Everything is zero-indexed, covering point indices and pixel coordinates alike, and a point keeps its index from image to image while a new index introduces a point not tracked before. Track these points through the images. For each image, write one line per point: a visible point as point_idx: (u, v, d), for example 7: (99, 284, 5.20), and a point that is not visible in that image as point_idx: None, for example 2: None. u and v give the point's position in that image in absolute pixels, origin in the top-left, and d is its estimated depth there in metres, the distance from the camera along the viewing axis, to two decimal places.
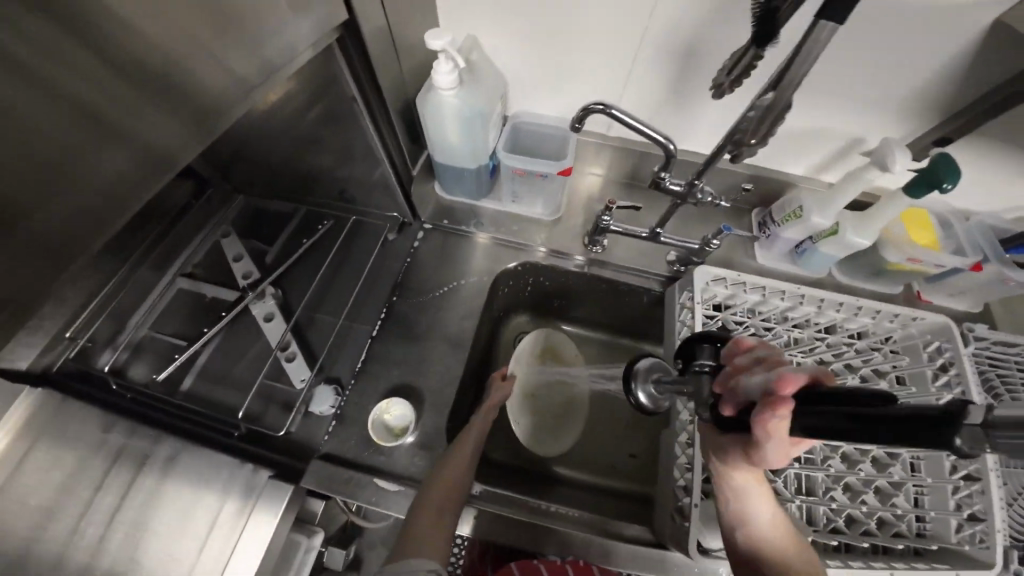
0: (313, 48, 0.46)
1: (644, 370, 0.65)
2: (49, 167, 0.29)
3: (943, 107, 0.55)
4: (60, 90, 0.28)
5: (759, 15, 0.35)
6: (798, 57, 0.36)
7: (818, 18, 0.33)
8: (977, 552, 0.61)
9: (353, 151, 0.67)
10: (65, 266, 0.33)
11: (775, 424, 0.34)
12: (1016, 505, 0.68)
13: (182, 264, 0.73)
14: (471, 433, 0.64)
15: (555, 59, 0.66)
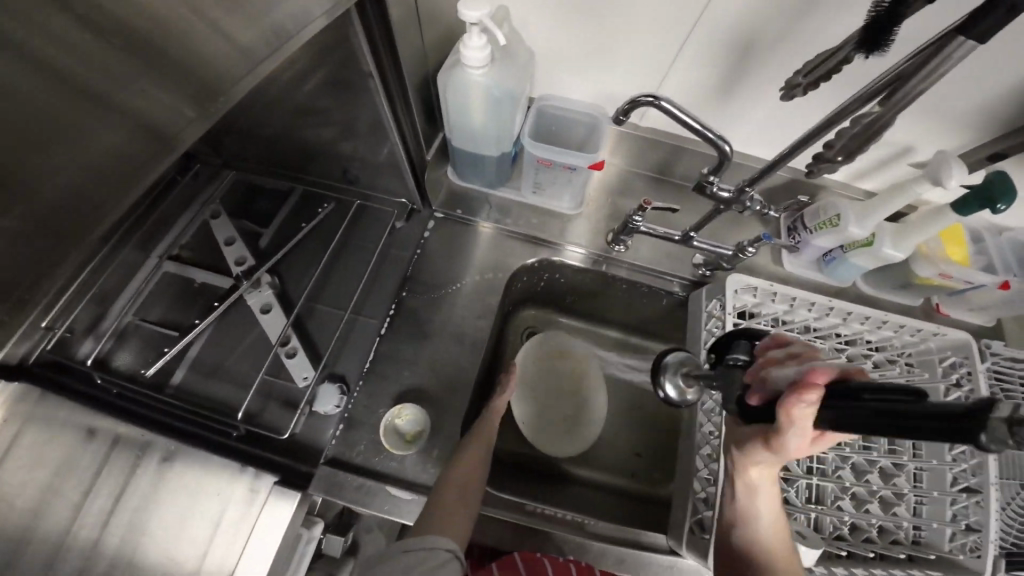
0: (328, 16, 0.39)
1: (674, 363, 0.58)
2: (39, 155, 0.25)
3: (1002, 122, 0.52)
4: (36, 58, 0.23)
5: (875, 18, 0.32)
6: (922, 70, 0.34)
7: (954, 33, 0.32)
8: (970, 561, 0.63)
9: (358, 127, 0.59)
10: (62, 260, 0.29)
11: (801, 411, 0.34)
12: (1009, 508, 0.73)
13: (169, 245, 0.65)
14: (486, 433, 0.63)
15: (592, 40, 0.60)
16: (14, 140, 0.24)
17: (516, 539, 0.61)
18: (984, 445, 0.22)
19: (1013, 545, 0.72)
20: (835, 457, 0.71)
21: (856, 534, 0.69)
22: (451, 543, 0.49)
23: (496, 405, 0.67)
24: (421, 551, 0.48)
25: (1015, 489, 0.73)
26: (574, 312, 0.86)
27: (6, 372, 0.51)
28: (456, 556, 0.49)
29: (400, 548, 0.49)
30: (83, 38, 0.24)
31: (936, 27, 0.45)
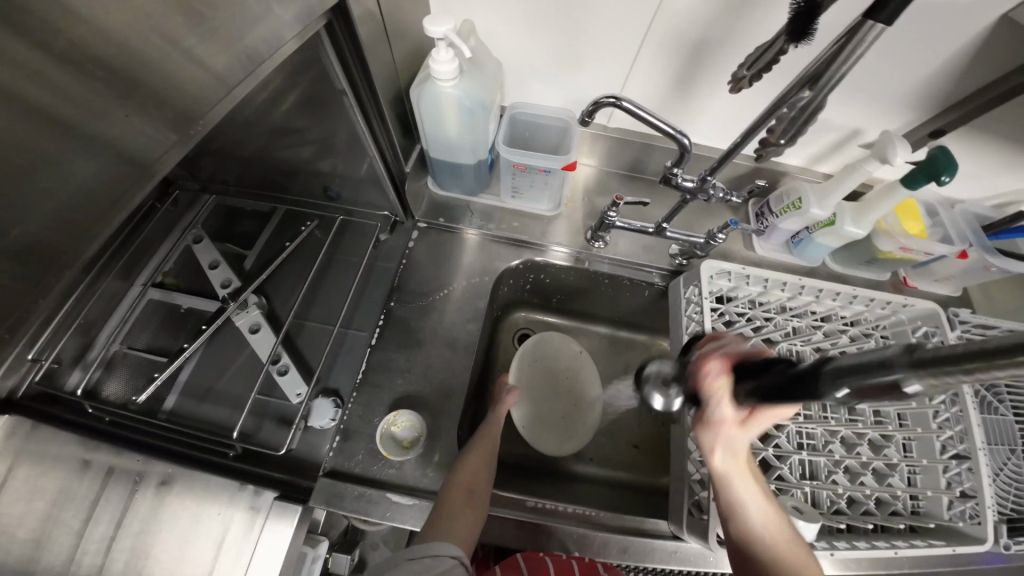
0: (298, 38, 0.40)
1: (654, 374, 0.64)
2: (17, 179, 0.26)
3: (940, 101, 0.56)
4: (17, 97, 0.24)
5: (798, 11, 0.35)
6: (838, 57, 0.36)
7: (865, 17, 0.34)
8: (970, 528, 0.67)
9: (336, 143, 0.61)
10: (49, 285, 0.30)
11: (715, 384, 0.42)
12: (1001, 477, 0.76)
13: (152, 272, 0.66)
14: (489, 442, 0.63)
15: (556, 48, 0.63)
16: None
17: (521, 536, 0.61)
18: (836, 394, 0.28)
19: (1012, 511, 0.75)
20: (825, 432, 0.72)
21: (855, 507, 0.71)
22: (456, 549, 0.50)
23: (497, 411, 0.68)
24: (428, 559, 0.48)
25: (1004, 459, 0.77)
26: (562, 312, 0.88)
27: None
28: (461, 562, 0.49)
29: (405, 558, 0.48)
30: (49, 65, 0.25)
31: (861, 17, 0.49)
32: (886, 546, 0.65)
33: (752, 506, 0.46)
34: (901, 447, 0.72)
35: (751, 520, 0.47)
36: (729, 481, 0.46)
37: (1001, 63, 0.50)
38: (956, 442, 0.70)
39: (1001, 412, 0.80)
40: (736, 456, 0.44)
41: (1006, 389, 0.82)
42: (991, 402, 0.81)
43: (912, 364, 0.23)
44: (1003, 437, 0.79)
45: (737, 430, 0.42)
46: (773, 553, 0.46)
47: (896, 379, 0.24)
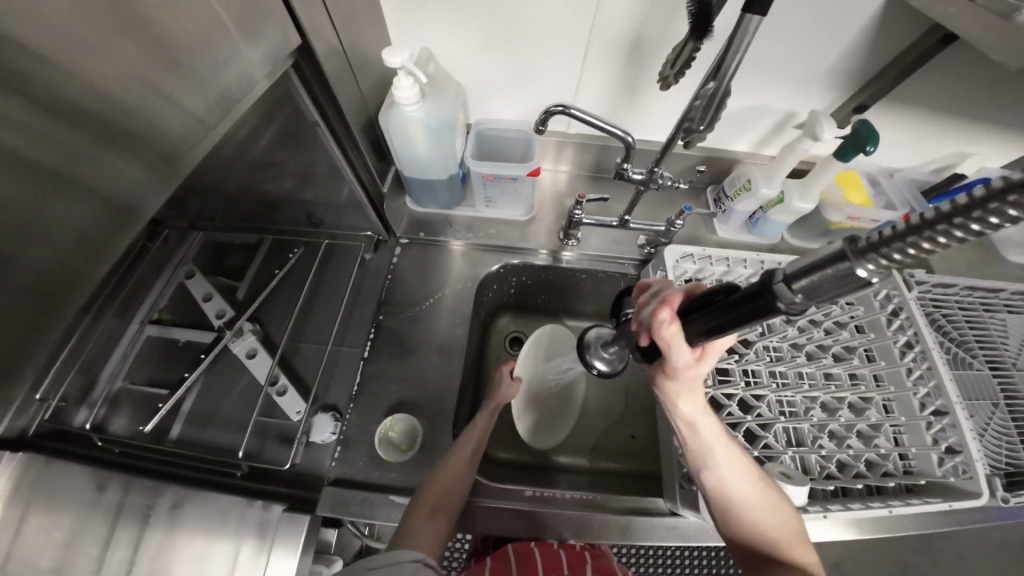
0: (268, 77, 0.45)
1: (594, 339, 0.66)
2: (24, 227, 0.30)
3: (858, 80, 0.61)
4: (23, 158, 0.28)
5: (695, 13, 0.39)
6: (732, 46, 0.39)
7: (744, 12, 0.37)
8: (965, 483, 0.67)
9: (316, 172, 0.66)
10: (52, 320, 0.34)
11: (670, 331, 0.42)
12: (987, 435, 0.76)
13: (147, 310, 0.67)
14: (467, 449, 0.60)
15: (509, 65, 0.69)
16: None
17: (521, 526, 0.63)
18: (788, 302, 0.31)
19: (1008, 464, 0.75)
20: (805, 399, 0.72)
21: (846, 470, 0.72)
22: (417, 554, 0.48)
23: (483, 413, 0.65)
24: (389, 566, 0.46)
25: (987, 414, 0.78)
26: (546, 310, 0.92)
27: (11, 448, 0.49)
28: (425, 564, 0.47)
29: (364, 566, 0.45)
30: (44, 123, 0.29)
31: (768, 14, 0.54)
32: (881, 506, 0.67)
33: (719, 452, 0.51)
34: (882, 408, 0.73)
35: (719, 464, 0.51)
36: (694, 424, 0.51)
37: (901, 42, 0.56)
38: (933, 398, 0.72)
39: (975, 367, 0.82)
40: (696, 398, 0.49)
41: (979, 345, 0.84)
42: (965, 358, 0.82)
43: (859, 250, 0.25)
44: (984, 392, 0.80)
45: (695, 368, 0.45)
46: (745, 500, 0.50)
47: (850, 267, 0.25)
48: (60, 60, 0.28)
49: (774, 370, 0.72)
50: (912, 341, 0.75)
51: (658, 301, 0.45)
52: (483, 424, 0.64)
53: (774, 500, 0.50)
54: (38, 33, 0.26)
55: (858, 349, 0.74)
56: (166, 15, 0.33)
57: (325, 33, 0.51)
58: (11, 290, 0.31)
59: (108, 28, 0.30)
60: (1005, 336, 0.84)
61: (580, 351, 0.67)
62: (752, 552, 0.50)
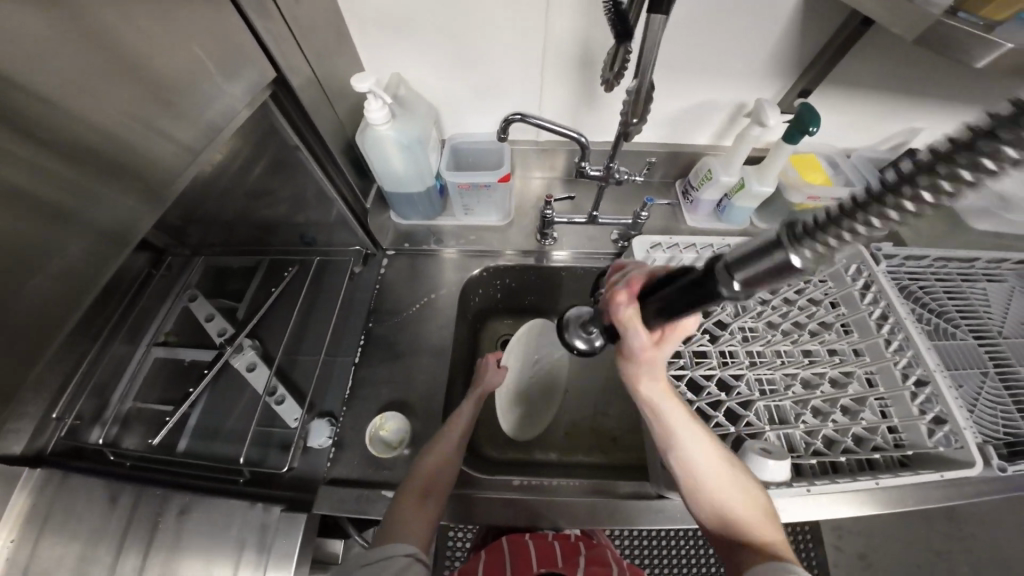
0: (249, 107, 0.50)
1: (575, 318, 0.63)
2: (31, 261, 0.34)
3: (797, 67, 0.66)
4: (32, 192, 0.33)
5: (614, 18, 0.43)
6: (648, 47, 0.43)
7: (650, 14, 0.40)
8: (954, 453, 0.64)
9: (305, 197, 0.72)
10: (59, 333, 0.37)
11: (626, 314, 0.44)
12: (979, 408, 0.70)
13: (154, 333, 0.72)
14: (455, 437, 0.63)
15: (473, 81, 0.74)
16: (9, 246, 0.32)
17: (513, 515, 0.65)
18: (730, 289, 0.30)
19: (1007, 434, 0.69)
20: (784, 376, 0.72)
21: (834, 446, 0.68)
22: (410, 548, 0.51)
23: (468, 400, 0.68)
24: (382, 561, 0.49)
25: (976, 384, 0.72)
26: (531, 310, 0.96)
27: (30, 464, 0.56)
28: (416, 559, 0.51)
29: (358, 564, 0.49)
30: (50, 160, 0.33)
31: (698, 15, 0.59)
32: (868, 478, 0.63)
33: (684, 433, 0.52)
34: (864, 381, 0.71)
35: (684, 444, 0.52)
36: (655, 406, 0.52)
37: (825, 31, 0.60)
38: (913, 367, 0.70)
39: (959, 337, 0.77)
40: (658, 384, 0.50)
41: (959, 314, 0.79)
42: (947, 329, 0.78)
43: (793, 236, 0.24)
44: (970, 361, 0.75)
45: (654, 352, 0.47)
46: (714, 482, 0.52)
47: (785, 257, 0.24)
48: (64, 104, 0.32)
49: (750, 349, 0.74)
50: (884, 315, 0.74)
51: (621, 284, 0.46)
52: (468, 414, 0.66)
53: (744, 482, 0.52)
54: (46, 85, 0.31)
55: (834, 324, 0.75)
56: (151, 60, 0.38)
57: (298, 65, 0.57)
58: (24, 305, 0.35)
59: (98, 72, 0.34)
60: (987, 305, 0.80)
61: (562, 332, 0.64)
62: (718, 533, 0.52)
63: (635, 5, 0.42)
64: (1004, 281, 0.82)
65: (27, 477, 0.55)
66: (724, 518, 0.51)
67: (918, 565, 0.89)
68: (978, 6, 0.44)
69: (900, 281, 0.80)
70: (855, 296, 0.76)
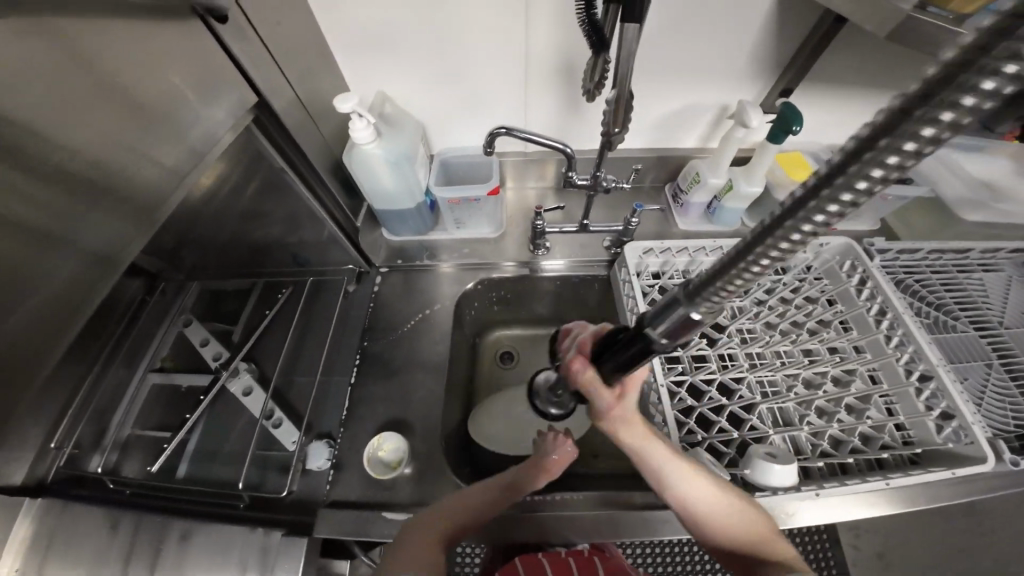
0: (233, 131, 0.51)
1: (542, 384, 0.64)
2: (15, 287, 0.33)
3: (777, 66, 0.66)
4: (14, 219, 0.32)
5: (589, 28, 0.43)
6: (624, 56, 0.44)
7: (623, 23, 0.40)
8: (965, 449, 0.62)
9: (296, 217, 0.72)
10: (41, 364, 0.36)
11: (585, 377, 0.44)
12: (986, 401, 0.69)
13: (150, 359, 0.70)
14: (499, 496, 0.57)
15: (459, 97, 0.75)
16: None
17: (518, 531, 0.63)
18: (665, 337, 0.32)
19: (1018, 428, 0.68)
20: (786, 378, 0.71)
21: (841, 447, 0.66)
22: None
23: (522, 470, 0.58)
24: None
25: (981, 377, 0.71)
26: (528, 320, 0.95)
27: (31, 494, 0.54)
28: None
29: None
30: (33, 186, 0.33)
31: (674, 22, 0.60)
32: (878, 478, 0.61)
33: (674, 472, 0.50)
34: (867, 378, 0.70)
35: (676, 483, 0.50)
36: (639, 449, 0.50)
37: (801, 29, 0.61)
38: (916, 362, 0.68)
39: (960, 329, 0.76)
40: (637, 430, 0.49)
41: (958, 305, 0.79)
42: (947, 321, 0.77)
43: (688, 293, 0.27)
44: (973, 353, 0.74)
45: (620, 406, 0.47)
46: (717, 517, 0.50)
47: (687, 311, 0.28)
48: (47, 131, 0.33)
49: (750, 351, 0.73)
50: (883, 310, 0.74)
51: (573, 348, 0.46)
52: (528, 484, 0.59)
53: (739, 504, 0.51)
54: (24, 109, 0.31)
55: (832, 321, 0.74)
56: (131, 84, 0.38)
57: (281, 88, 0.57)
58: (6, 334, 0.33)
59: (82, 98, 0.34)
60: (985, 295, 0.80)
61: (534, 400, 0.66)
62: (735, 560, 0.51)
63: (609, 16, 0.43)
64: (1001, 271, 0.82)
65: (29, 507, 0.53)
66: (735, 546, 0.50)
67: (935, 566, 0.87)
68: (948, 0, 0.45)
69: (896, 275, 0.80)
70: (851, 292, 0.76)
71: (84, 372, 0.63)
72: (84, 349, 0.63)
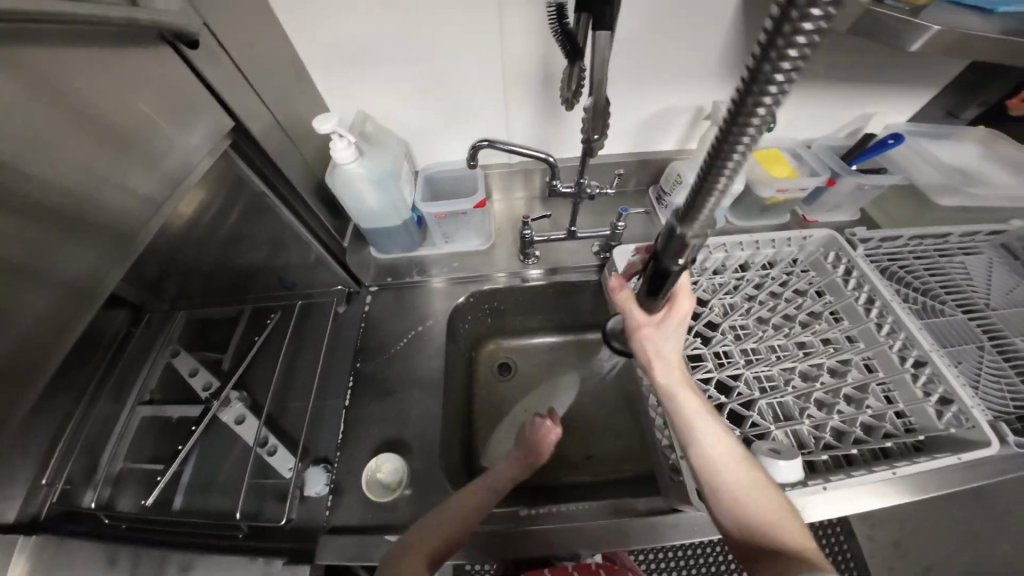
0: (209, 156, 0.50)
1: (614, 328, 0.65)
2: None
3: (747, 66, 0.68)
4: None
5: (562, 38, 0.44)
6: (598, 64, 0.44)
7: (594, 31, 0.41)
8: (968, 433, 0.62)
9: (282, 240, 0.71)
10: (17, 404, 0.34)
11: (622, 294, 0.49)
12: (983, 383, 0.69)
13: (139, 390, 0.68)
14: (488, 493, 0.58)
15: (440, 112, 0.76)
16: None
17: (525, 546, 0.62)
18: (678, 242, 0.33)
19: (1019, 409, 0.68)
20: (783, 371, 0.71)
21: (844, 438, 0.66)
22: None
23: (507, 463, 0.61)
24: None
25: (975, 360, 0.72)
26: (523, 330, 0.95)
27: (24, 532, 0.55)
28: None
29: None
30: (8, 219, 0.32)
31: (644, 28, 0.62)
32: (885, 468, 0.61)
33: (698, 418, 0.50)
34: (862, 367, 0.70)
35: (696, 429, 0.50)
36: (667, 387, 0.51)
37: (766, 29, 0.63)
38: (910, 348, 0.69)
39: (949, 313, 0.77)
40: (670, 365, 0.50)
41: (943, 289, 0.80)
42: (935, 306, 0.78)
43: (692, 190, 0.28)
44: (964, 336, 0.75)
45: (654, 334, 0.49)
46: (732, 477, 0.49)
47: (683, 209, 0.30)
48: (23, 163, 0.32)
49: (744, 347, 0.73)
50: (871, 298, 0.74)
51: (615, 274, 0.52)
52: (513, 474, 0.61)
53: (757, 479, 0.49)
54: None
55: (823, 312, 0.75)
56: (105, 114, 0.38)
57: (259, 111, 0.57)
58: None
59: (57, 129, 0.34)
60: (969, 279, 0.81)
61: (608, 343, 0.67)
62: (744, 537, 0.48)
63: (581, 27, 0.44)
64: (982, 253, 0.84)
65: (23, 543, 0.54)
66: (744, 517, 0.48)
67: None
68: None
69: (881, 263, 0.81)
70: (837, 283, 0.77)
71: (71, 405, 0.62)
72: (70, 380, 0.62)
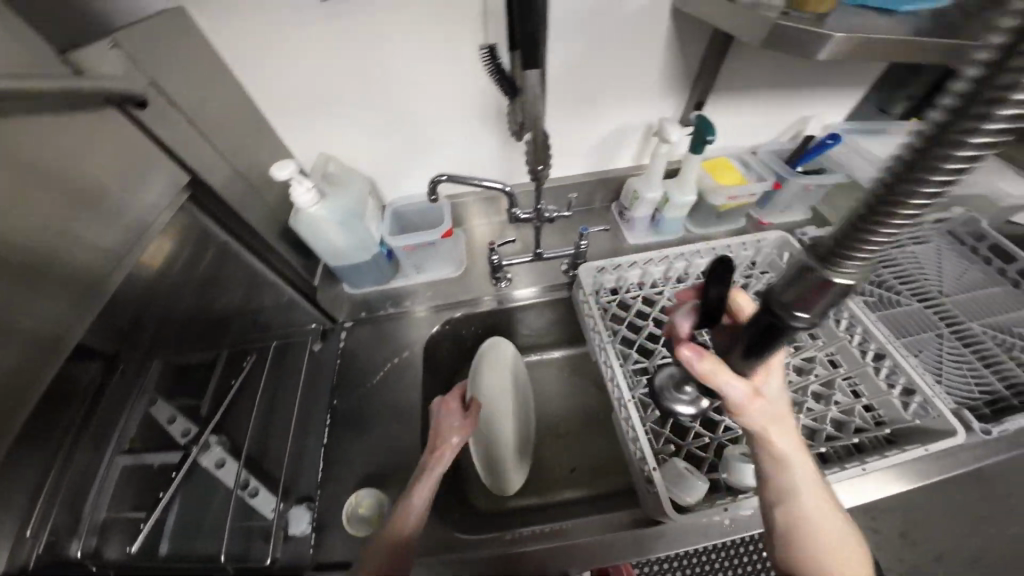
0: (170, 207, 0.51)
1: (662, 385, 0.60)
2: None
3: (686, 82, 0.72)
4: None
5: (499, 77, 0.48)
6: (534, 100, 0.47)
7: (524, 71, 0.44)
8: (932, 423, 0.63)
9: (255, 283, 0.72)
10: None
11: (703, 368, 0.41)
12: (945, 371, 0.72)
13: (120, 439, 0.61)
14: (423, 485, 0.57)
15: (400, 149, 0.79)
16: None
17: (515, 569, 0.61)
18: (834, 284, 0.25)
19: (983, 394, 0.70)
20: None
21: (816, 437, 0.67)
22: None
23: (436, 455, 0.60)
24: None
25: (936, 349, 0.74)
26: None
27: None
28: None
29: None
30: None
31: (584, 57, 0.66)
32: (855, 465, 0.61)
33: (800, 477, 0.45)
34: (826, 363, 0.73)
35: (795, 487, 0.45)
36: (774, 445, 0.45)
37: (699, 48, 0.67)
38: (867, 343, 0.72)
39: (905, 303, 0.80)
40: (778, 422, 0.44)
41: (896, 279, 0.84)
42: (891, 297, 0.81)
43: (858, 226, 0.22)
44: (923, 325, 0.77)
45: (757, 398, 0.42)
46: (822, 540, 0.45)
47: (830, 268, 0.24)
48: None
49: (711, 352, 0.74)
50: None
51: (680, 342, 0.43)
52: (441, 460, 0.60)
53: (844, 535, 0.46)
54: None
55: None
56: (65, 172, 0.39)
57: (218, 159, 0.58)
58: None
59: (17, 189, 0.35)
60: (920, 267, 0.85)
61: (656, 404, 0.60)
62: None
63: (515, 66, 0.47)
64: (930, 242, 0.88)
65: None
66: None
67: None
68: (805, 5, 0.51)
69: None
70: None
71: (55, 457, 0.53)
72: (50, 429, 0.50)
